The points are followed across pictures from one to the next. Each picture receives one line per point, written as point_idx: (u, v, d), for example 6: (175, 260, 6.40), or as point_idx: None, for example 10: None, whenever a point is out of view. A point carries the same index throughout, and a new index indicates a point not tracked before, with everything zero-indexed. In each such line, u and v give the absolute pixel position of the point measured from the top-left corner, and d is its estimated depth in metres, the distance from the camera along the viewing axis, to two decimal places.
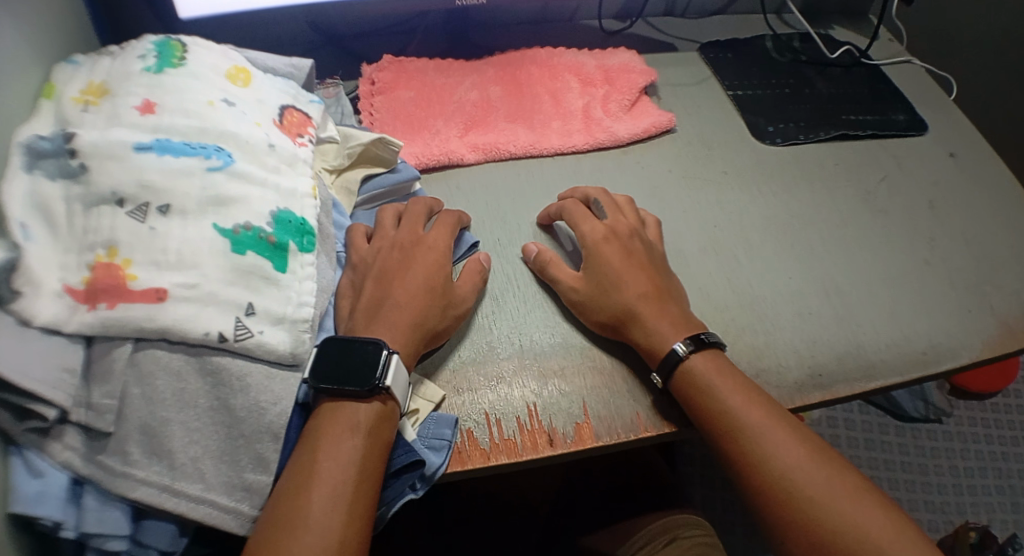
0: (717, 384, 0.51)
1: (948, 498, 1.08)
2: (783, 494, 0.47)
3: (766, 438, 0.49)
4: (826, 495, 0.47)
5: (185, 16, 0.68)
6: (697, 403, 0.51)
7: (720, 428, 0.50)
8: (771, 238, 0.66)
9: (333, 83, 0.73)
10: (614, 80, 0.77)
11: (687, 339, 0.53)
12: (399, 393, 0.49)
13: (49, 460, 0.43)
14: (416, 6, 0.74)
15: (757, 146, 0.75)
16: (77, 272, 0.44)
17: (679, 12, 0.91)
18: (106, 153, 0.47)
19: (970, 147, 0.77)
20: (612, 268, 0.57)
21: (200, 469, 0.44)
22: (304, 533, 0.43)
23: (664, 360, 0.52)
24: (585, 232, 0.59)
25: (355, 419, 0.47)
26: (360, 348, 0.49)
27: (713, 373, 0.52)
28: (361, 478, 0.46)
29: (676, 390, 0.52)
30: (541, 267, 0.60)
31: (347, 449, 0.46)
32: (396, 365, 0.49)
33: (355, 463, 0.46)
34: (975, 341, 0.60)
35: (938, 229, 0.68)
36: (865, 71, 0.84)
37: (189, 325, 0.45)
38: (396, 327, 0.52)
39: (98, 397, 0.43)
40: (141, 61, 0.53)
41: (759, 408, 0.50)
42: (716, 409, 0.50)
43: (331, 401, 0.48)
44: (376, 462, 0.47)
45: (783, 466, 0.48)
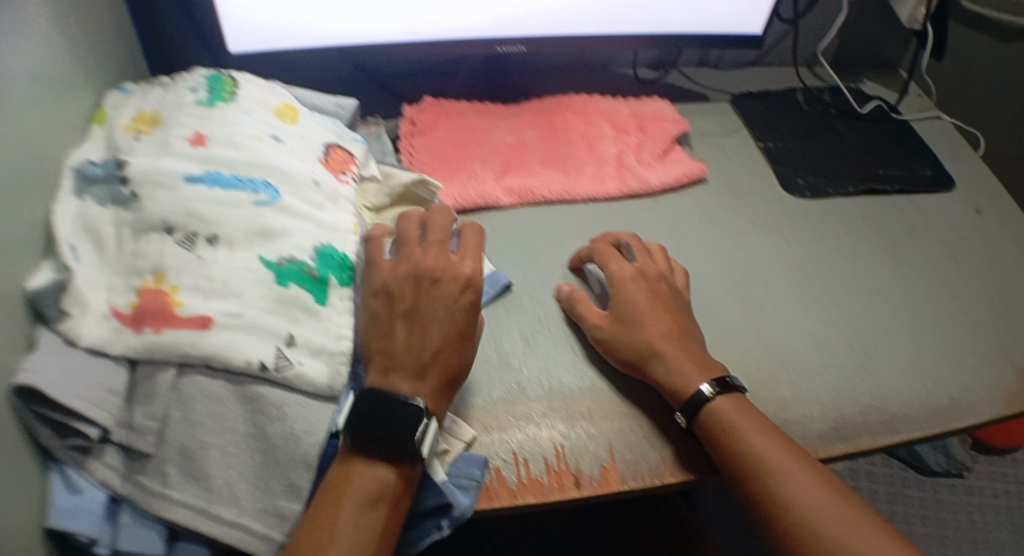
0: (739, 423, 0.52)
1: (970, 555, 1.05)
2: (808, 534, 0.47)
3: (784, 475, 0.49)
4: (852, 536, 0.47)
5: (234, 51, 0.71)
6: (720, 442, 0.51)
7: (743, 466, 0.50)
8: (796, 289, 0.66)
9: (375, 121, 0.76)
10: (647, 128, 0.79)
11: (713, 381, 0.53)
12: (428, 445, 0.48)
13: (88, 477, 0.45)
14: (458, 51, 0.77)
15: (785, 196, 0.76)
16: (124, 296, 0.47)
17: (712, 62, 0.94)
18: (157, 182, 0.49)
19: (996, 204, 0.77)
20: (636, 307, 0.57)
21: (234, 493, 0.46)
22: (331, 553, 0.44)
23: (688, 400, 0.53)
24: (613, 272, 0.60)
25: (380, 483, 0.47)
26: (390, 396, 0.49)
27: (736, 413, 0.52)
28: (385, 507, 0.47)
29: (698, 428, 0.53)
30: (569, 306, 0.62)
31: (367, 517, 0.46)
32: (434, 436, 0.49)
33: (372, 531, 0.46)
34: (996, 397, 0.59)
35: (963, 285, 0.68)
36: (894, 126, 0.85)
37: (230, 352, 0.46)
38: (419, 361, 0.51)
39: (139, 418, 0.45)
40: (193, 95, 0.56)
41: (782, 449, 0.51)
42: (739, 447, 0.51)
43: (360, 458, 0.48)
44: (389, 529, 0.47)
45: (802, 503, 0.48)
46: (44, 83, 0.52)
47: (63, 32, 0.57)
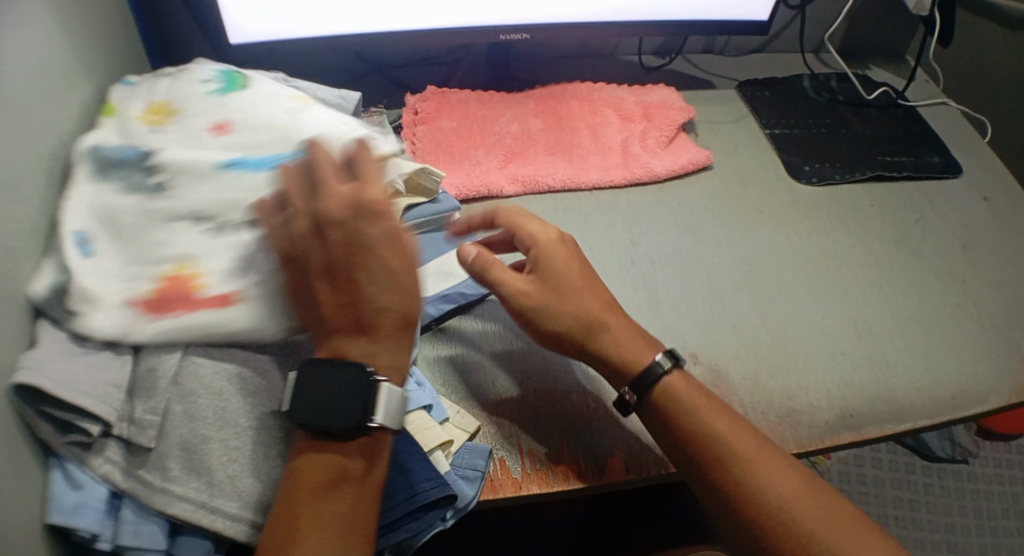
0: (698, 407, 0.50)
1: (972, 540, 1.05)
2: (772, 522, 0.46)
3: (754, 467, 0.48)
4: (817, 524, 0.46)
5: (235, 42, 0.71)
6: (681, 428, 0.49)
7: (704, 453, 0.48)
8: (804, 278, 0.65)
9: (377, 111, 0.75)
10: (653, 116, 0.77)
11: (667, 354, 0.52)
12: (391, 422, 0.46)
13: (90, 473, 0.45)
14: (460, 39, 0.76)
15: (791, 184, 0.75)
16: (144, 283, 0.46)
17: (718, 49, 0.93)
18: (189, 173, 0.49)
19: (1004, 190, 0.76)
20: (567, 272, 0.53)
21: (238, 486, 0.45)
22: (313, 535, 0.41)
23: (641, 377, 0.51)
24: (536, 234, 0.54)
25: (342, 463, 0.44)
26: (342, 372, 0.45)
27: (692, 396, 0.50)
28: (365, 487, 0.44)
29: (656, 411, 0.51)
30: (480, 271, 0.52)
31: (335, 501, 0.43)
32: (387, 396, 0.45)
33: (344, 514, 0.43)
34: (1003, 386, 0.59)
35: (971, 272, 0.67)
36: (902, 113, 0.84)
37: (254, 326, 0.46)
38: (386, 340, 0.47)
39: (140, 412, 0.44)
40: (204, 86, 0.55)
41: (744, 433, 0.49)
42: (702, 431, 0.49)
43: (312, 442, 0.45)
44: (365, 511, 0.44)
45: (773, 496, 0.47)
46: (42, 74, 0.52)
47: (66, 25, 0.57)
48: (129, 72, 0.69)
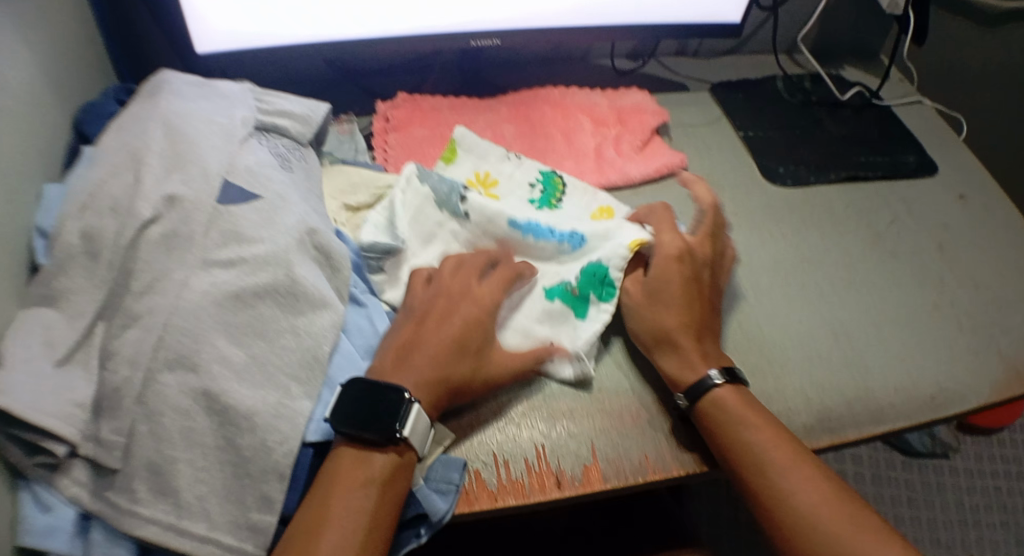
0: (741, 414, 0.52)
1: (956, 535, 1.05)
2: (808, 530, 0.47)
3: (789, 476, 0.49)
4: (850, 534, 0.46)
5: (203, 52, 0.70)
6: (719, 435, 0.51)
7: (744, 460, 0.50)
8: (780, 280, 0.66)
9: (347, 119, 0.76)
10: (626, 120, 0.78)
11: (720, 370, 0.53)
12: (417, 443, 0.49)
13: (58, 495, 0.44)
14: (431, 45, 0.75)
15: (766, 186, 0.75)
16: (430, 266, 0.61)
17: (690, 51, 0.93)
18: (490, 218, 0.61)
19: (978, 188, 0.77)
20: (673, 287, 0.56)
21: (206, 508, 0.44)
22: (337, 529, 0.45)
23: (693, 385, 0.53)
24: (663, 243, 0.58)
25: (372, 468, 0.47)
26: (384, 393, 0.49)
27: (738, 403, 0.52)
28: (389, 494, 0.47)
29: (701, 418, 0.53)
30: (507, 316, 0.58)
31: (360, 500, 0.46)
32: (415, 415, 0.48)
33: (367, 513, 0.46)
34: (982, 386, 0.59)
35: (947, 271, 0.68)
36: (875, 112, 0.85)
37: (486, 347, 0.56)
38: (425, 368, 0.51)
39: (106, 432, 0.44)
40: (530, 192, 0.66)
41: (784, 443, 0.51)
42: (742, 439, 0.50)
43: (351, 447, 0.48)
44: (387, 513, 0.46)
45: (803, 504, 0.48)
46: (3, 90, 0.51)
47: (30, 42, 0.56)
48: (96, 85, 0.68)
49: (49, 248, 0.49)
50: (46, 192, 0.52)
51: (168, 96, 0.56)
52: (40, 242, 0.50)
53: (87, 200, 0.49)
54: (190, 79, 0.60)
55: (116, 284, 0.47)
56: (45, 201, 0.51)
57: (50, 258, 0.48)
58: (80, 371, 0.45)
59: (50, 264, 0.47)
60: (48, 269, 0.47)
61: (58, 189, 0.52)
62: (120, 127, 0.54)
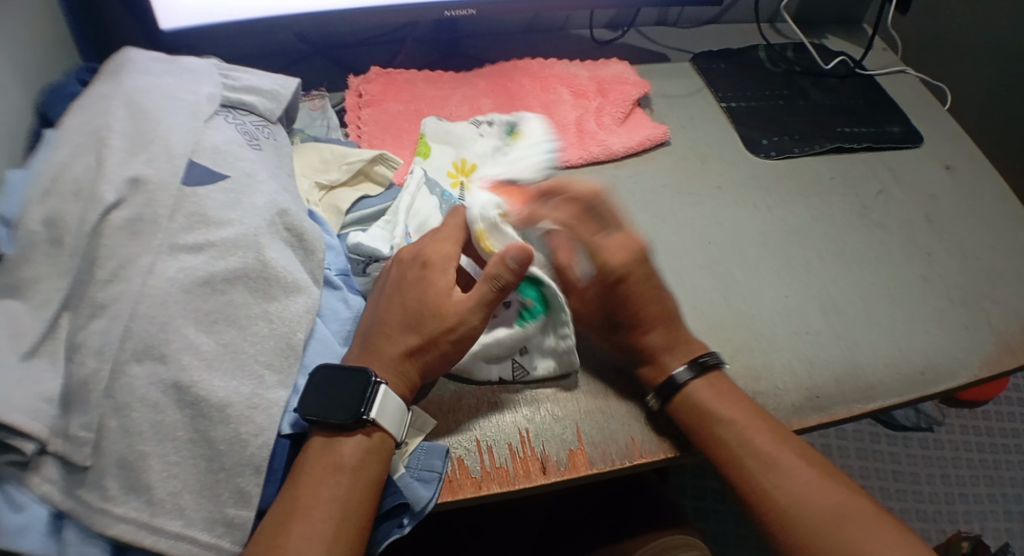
0: (724, 406, 0.51)
1: (940, 507, 1.07)
2: (793, 520, 0.47)
3: (771, 462, 0.49)
4: (838, 522, 0.46)
5: (166, 27, 0.66)
6: (697, 430, 0.51)
7: (724, 452, 0.50)
8: (767, 255, 0.65)
9: (319, 94, 0.73)
10: (607, 91, 0.75)
11: (689, 365, 0.53)
12: (385, 423, 0.48)
13: (29, 493, 0.42)
14: (405, 17, 0.72)
15: (751, 159, 0.74)
16: None
17: (671, 21, 0.91)
18: None
19: (965, 159, 0.77)
20: (631, 300, 0.54)
21: (180, 504, 0.42)
22: (311, 517, 0.44)
23: (664, 385, 0.53)
24: (607, 251, 0.54)
25: (340, 456, 0.46)
26: (350, 377, 0.48)
27: (714, 397, 0.52)
28: (363, 480, 0.46)
29: (678, 412, 0.52)
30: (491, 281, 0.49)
31: (327, 486, 0.45)
32: (383, 395, 0.48)
33: (337, 500, 0.45)
34: (972, 360, 0.59)
35: (935, 244, 0.67)
36: (859, 82, 0.83)
37: (475, 373, 0.54)
38: (390, 355, 0.50)
39: (75, 427, 0.41)
40: None
41: (765, 433, 0.50)
42: (721, 431, 0.50)
43: (322, 435, 0.48)
44: (359, 499, 0.46)
45: (787, 491, 0.48)
46: None
47: None
48: (56, 61, 0.64)
49: (11, 235, 0.45)
50: (8, 178, 0.48)
51: (132, 73, 0.53)
52: (4, 230, 0.46)
53: (48, 184, 0.46)
54: (154, 55, 0.57)
55: (79, 272, 0.44)
56: (8, 186, 0.48)
57: (10, 246, 0.45)
58: (45, 364, 0.43)
59: (10, 252, 0.45)
60: (8, 258, 0.44)
61: (21, 174, 0.49)
62: (81, 107, 0.51)
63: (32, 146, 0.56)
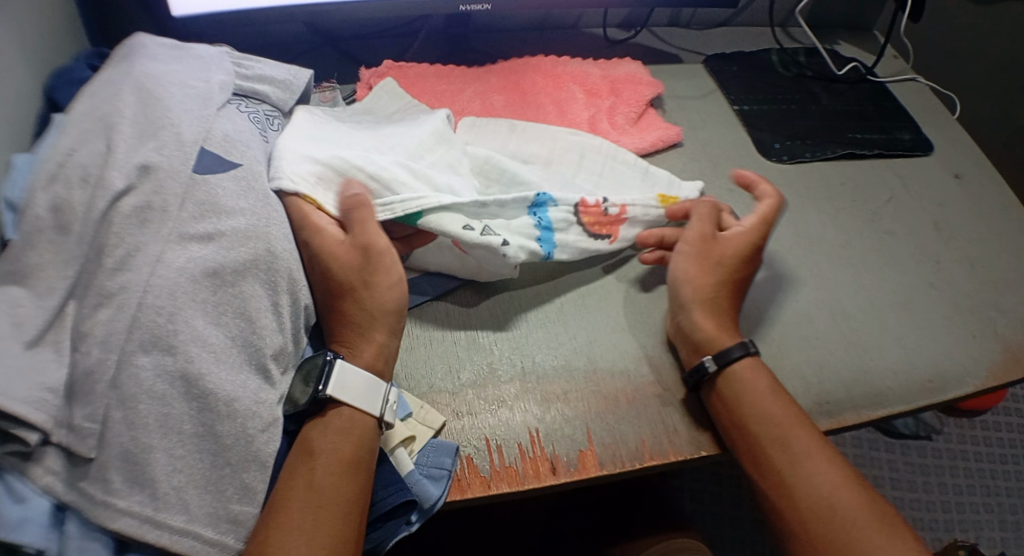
0: (760, 393, 0.52)
1: (938, 515, 1.08)
2: (824, 514, 0.48)
3: (806, 454, 0.50)
4: (859, 512, 0.48)
5: (178, 14, 0.65)
6: (737, 415, 0.51)
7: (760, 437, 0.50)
8: (776, 258, 0.65)
9: (329, 87, 0.72)
10: (620, 91, 0.75)
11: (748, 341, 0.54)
12: (345, 398, 0.49)
13: (31, 485, 0.41)
14: (419, 9, 0.72)
15: (762, 162, 0.74)
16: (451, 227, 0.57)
17: (683, 22, 0.91)
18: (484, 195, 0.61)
19: (974, 168, 0.77)
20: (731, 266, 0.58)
21: (183, 498, 0.41)
22: (292, 508, 0.44)
23: (722, 351, 0.53)
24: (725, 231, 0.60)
25: (312, 445, 0.47)
26: (308, 361, 0.50)
27: (752, 382, 0.53)
28: (336, 463, 0.46)
29: (714, 397, 0.53)
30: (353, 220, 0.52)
31: (305, 476, 0.46)
32: (337, 370, 0.49)
33: (316, 489, 0.45)
34: (980, 368, 0.59)
35: (943, 252, 0.67)
36: (870, 89, 0.83)
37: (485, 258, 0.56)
38: (360, 330, 0.52)
39: (80, 419, 0.41)
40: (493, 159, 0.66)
41: (801, 430, 0.51)
42: (754, 419, 0.51)
43: (305, 431, 0.48)
44: (336, 484, 0.46)
45: (820, 484, 0.49)
46: None
47: None
48: (63, 41, 0.63)
49: (18, 222, 0.45)
50: (13, 162, 0.48)
51: (141, 58, 0.52)
52: (10, 215, 0.46)
53: (54, 168, 0.45)
54: (164, 40, 0.56)
55: (87, 260, 0.43)
56: (13, 170, 0.47)
57: (17, 232, 0.44)
58: (50, 354, 0.42)
59: (15, 239, 0.44)
60: (15, 244, 0.43)
61: (26, 158, 0.48)
62: (90, 92, 0.50)
63: (39, 130, 0.55)
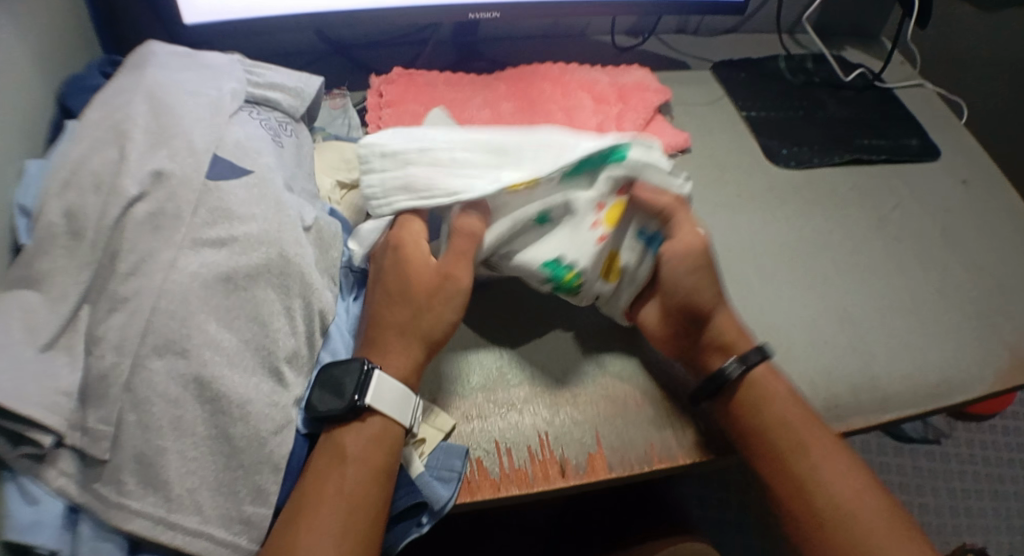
0: (776, 396, 0.52)
1: (947, 521, 1.07)
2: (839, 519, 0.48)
3: (820, 458, 0.50)
4: (874, 516, 0.48)
5: (190, 23, 0.66)
6: (752, 417, 0.51)
7: (775, 441, 0.50)
8: (784, 263, 0.65)
9: (340, 92, 0.74)
10: (627, 98, 0.75)
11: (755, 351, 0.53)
12: (383, 409, 0.48)
13: (44, 487, 0.42)
14: (427, 17, 0.72)
15: (768, 168, 0.74)
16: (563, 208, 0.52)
17: (690, 29, 0.91)
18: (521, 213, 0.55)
19: (981, 174, 0.77)
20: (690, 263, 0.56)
21: (196, 500, 0.42)
22: (320, 511, 0.44)
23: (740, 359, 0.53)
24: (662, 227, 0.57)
25: (343, 448, 0.47)
26: (344, 367, 0.48)
27: (767, 387, 0.53)
28: (367, 470, 0.46)
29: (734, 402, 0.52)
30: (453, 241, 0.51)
31: (334, 480, 0.45)
32: (376, 381, 0.48)
33: (346, 494, 0.45)
34: (987, 373, 0.59)
35: (951, 257, 0.67)
36: (876, 95, 0.84)
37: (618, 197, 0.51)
38: (398, 353, 0.50)
39: (94, 421, 0.41)
40: None
41: (815, 434, 0.51)
42: (778, 426, 0.51)
43: (332, 434, 0.48)
44: (365, 490, 0.45)
45: (834, 487, 0.49)
46: None
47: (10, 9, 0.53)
48: (78, 50, 0.64)
49: (34, 227, 0.45)
50: (30, 169, 0.49)
51: (154, 66, 0.53)
52: (25, 221, 0.46)
53: (70, 175, 0.46)
54: (177, 49, 0.57)
55: (101, 264, 0.44)
56: (28, 177, 0.48)
57: (33, 237, 0.45)
58: (64, 357, 0.43)
59: (31, 244, 0.44)
60: (31, 249, 0.44)
61: (42, 165, 0.49)
62: (105, 100, 0.51)
63: (54, 137, 0.56)
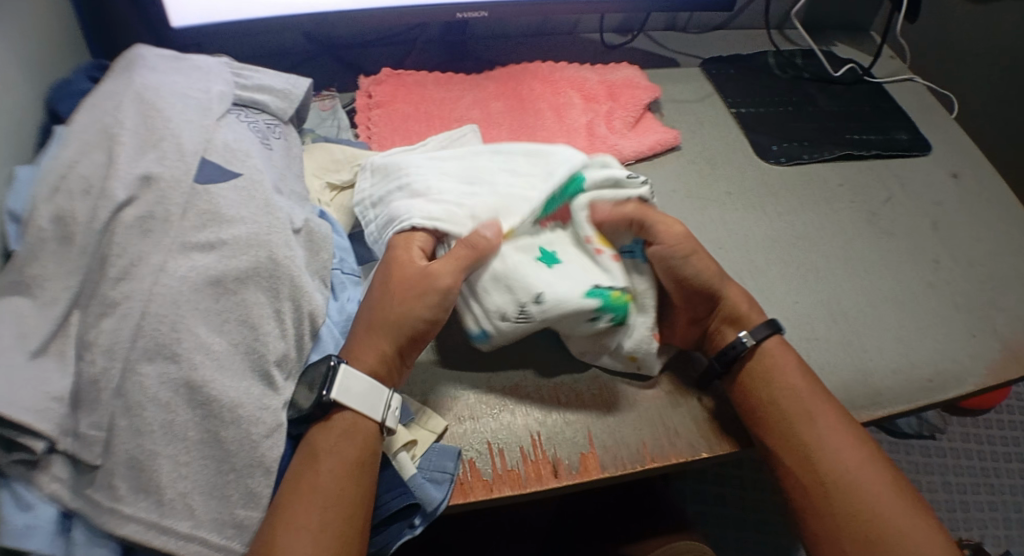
0: (786, 370, 0.53)
1: (943, 514, 1.07)
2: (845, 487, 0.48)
3: (827, 429, 0.51)
4: (879, 489, 0.48)
5: (178, 26, 0.66)
6: (760, 387, 0.53)
7: (783, 411, 0.52)
8: (775, 259, 0.65)
9: (329, 95, 0.74)
10: (618, 96, 0.75)
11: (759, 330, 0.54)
12: (352, 404, 0.48)
13: (37, 493, 0.42)
14: (417, 17, 0.72)
15: (759, 164, 0.74)
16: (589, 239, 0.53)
17: (680, 26, 0.91)
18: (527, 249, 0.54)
19: (972, 168, 0.77)
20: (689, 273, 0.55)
21: (189, 504, 0.42)
22: (301, 507, 0.44)
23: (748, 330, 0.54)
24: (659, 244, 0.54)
25: (318, 445, 0.47)
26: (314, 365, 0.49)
27: (779, 361, 0.54)
28: (343, 463, 0.47)
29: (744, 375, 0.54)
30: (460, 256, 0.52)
31: (313, 475, 0.46)
32: (341, 375, 0.48)
33: (326, 488, 0.45)
34: (978, 367, 0.59)
35: (942, 252, 0.67)
36: (866, 89, 0.84)
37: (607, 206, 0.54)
38: (373, 347, 0.50)
39: (85, 426, 0.41)
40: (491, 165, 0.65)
41: (823, 407, 0.52)
42: (786, 397, 0.52)
43: (313, 434, 0.48)
44: (343, 483, 0.46)
45: (840, 458, 0.49)
46: None
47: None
48: (65, 54, 0.64)
49: (23, 233, 0.45)
50: (18, 174, 0.49)
51: (142, 69, 0.53)
52: (14, 226, 0.46)
53: (58, 180, 0.46)
54: (165, 52, 0.57)
55: (90, 269, 0.44)
56: (17, 182, 0.48)
57: (22, 243, 0.45)
58: (54, 363, 0.43)
59: (20, 250, 0.44)
60: (20, 255, 0.44)
61: (30, 170, 0.49)
62: (92, 104, 0.50)
63: (42, 142, 0.55)
